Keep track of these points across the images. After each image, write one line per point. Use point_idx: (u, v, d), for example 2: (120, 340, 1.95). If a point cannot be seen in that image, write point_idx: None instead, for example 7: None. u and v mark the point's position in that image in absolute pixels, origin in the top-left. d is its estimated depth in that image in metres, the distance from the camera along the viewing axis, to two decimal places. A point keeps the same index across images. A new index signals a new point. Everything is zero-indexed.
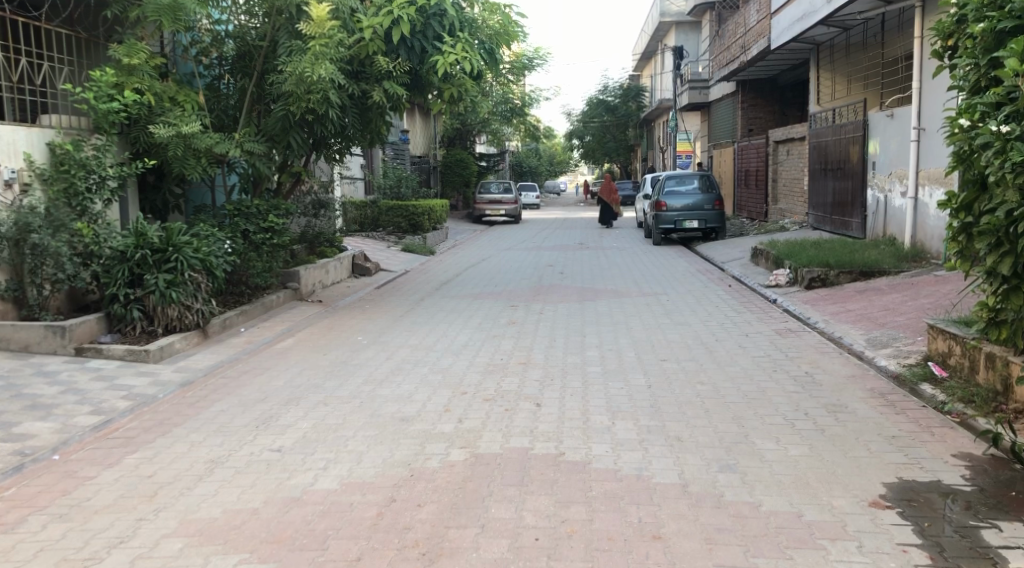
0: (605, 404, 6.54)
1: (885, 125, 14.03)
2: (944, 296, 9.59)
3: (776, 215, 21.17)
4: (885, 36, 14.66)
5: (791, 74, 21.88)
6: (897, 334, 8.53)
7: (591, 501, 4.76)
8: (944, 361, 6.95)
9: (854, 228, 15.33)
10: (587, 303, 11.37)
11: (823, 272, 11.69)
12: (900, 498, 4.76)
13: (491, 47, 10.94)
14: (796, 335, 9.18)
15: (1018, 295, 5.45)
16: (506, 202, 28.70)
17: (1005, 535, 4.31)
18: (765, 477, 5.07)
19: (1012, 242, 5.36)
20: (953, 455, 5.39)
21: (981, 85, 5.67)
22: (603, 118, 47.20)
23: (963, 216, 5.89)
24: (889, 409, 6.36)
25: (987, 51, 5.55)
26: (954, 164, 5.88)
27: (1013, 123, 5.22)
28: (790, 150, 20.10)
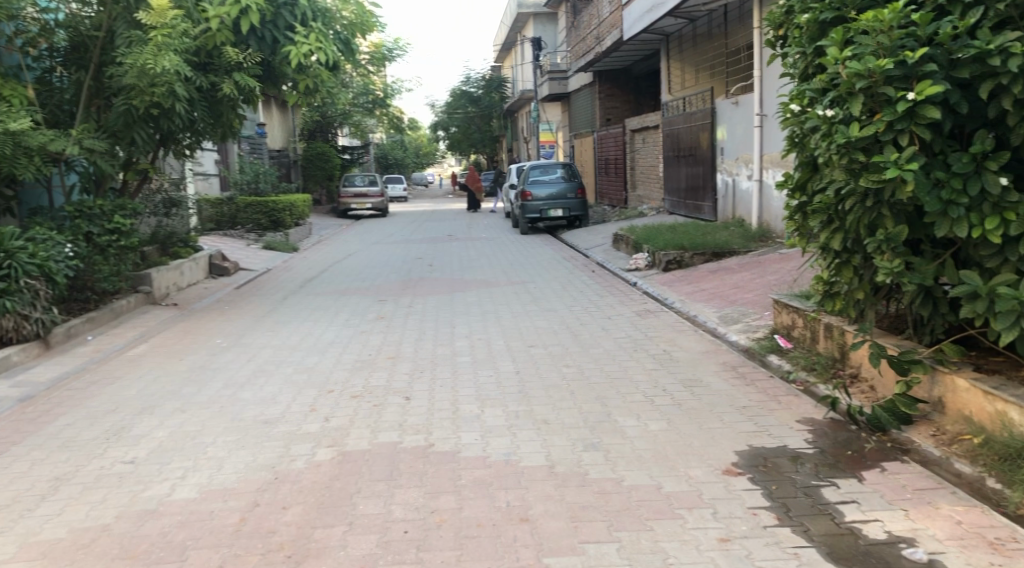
0: (473, 392, 6.59)
1: (730, 113, 14.72)
2: (787, 273, 10.15)
3: (635, 202, 21.86)
4: (728, 27, 15.35)
5: (645, 64, 22.60)
6: (746, 310, 9.00)
7: (460, 489, 4.79)
8: (788, 334, 7.41)
9: (705, 212, 16.05)
10: (457, 294, 11.38)
11: (678, 255, 12.18)
12: (750, 464, 5.02)
13: (346, 37, 10.83)
14: (654, 315, 9.53)
15: (850, 267, 5.84)
16: (372, 195, 28.33)
17: (842, 491, 4.61)
18: (627, 452, 5.24)
19: (842, 219, 5.73)
20: (797, 421, 5.74)
21: (809, 72, 5.97)
22: (467, 109, 47.11)
23: (798, 196, 6.25)
24: (740, 380, 6.72)
25: (813, 40, 5.86)
26: (789, 147, 6.21)
27: (838, 107, 5.38)
28: (645, 138, 20.75)
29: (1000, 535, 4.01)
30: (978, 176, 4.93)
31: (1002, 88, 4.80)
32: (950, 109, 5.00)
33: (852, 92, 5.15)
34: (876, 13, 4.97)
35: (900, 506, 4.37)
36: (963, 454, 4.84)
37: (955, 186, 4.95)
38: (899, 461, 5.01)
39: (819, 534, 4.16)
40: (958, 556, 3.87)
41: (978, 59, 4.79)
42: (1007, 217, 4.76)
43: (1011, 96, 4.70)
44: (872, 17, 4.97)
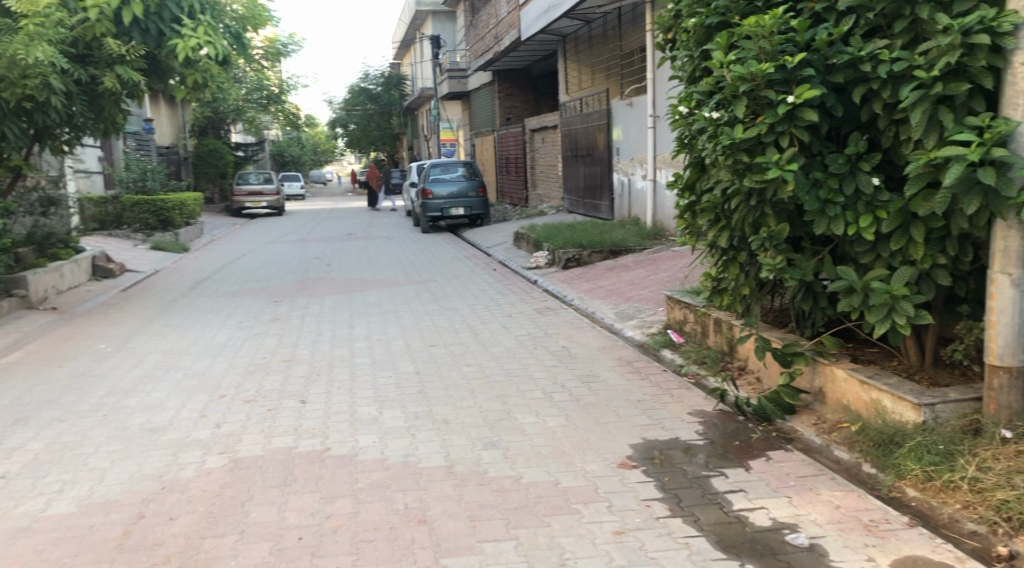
0: (372, 393, 6.52)
1: (625, 113, 15.02)
2: (681, 270, 10.43)
3: (535, 200, 22.06)
4: (622, 29, 15.65)
5: (543, 64, 22.83)
6: (642, 306, 9.22)
7: (357, 493, 4.73)
8: (681, 328, 7.63)
9: (603, 210, 16.34)
10: (355, 294, 11.24)
11: (577, 253, 12.36)
12: (644, 457, 5.13)
13: (237, 31, 10.59)
14: (554, 313, 9.64)
15: (736, 264, 6.05)
16: (267, 193, 27.67)
17: (730, 481, 4.77)
18: (525, 449, 5.29)
19: (728, 218, 5.93)
20: (689, 413, 5.91)
21: (696, 75, 6.15)
22: (366, 106, 46.49)
23: (687, 196, 6.44)
24: (635, 375, 6.87)
25: (699, 44, 6.04)
26: (678, 148, 6.38)
27: (723, 109, 5.56)
28: (544, 137, 20.96)
29: (874, 517, 4.22)
30: (853, 176, 5.19)
31: (873, 93, 5.05)
32: (826, 112, 5.24)
33: (736, 95, 5.33)
34: (758, 18, 5.15)
35: (783, 493, 4.56)
36: (841, 441, 5.08)
37: (832, 186, 5.19)
38: (783, 449, 5.22)
39: (709, 523, 4.29)
40: (836, 539, 4.05)
41: (851, 64, 5.03)
42: (879, 215, 5.03)
43: (881, 101, 4.95)
44: (754, 22, 5.15)
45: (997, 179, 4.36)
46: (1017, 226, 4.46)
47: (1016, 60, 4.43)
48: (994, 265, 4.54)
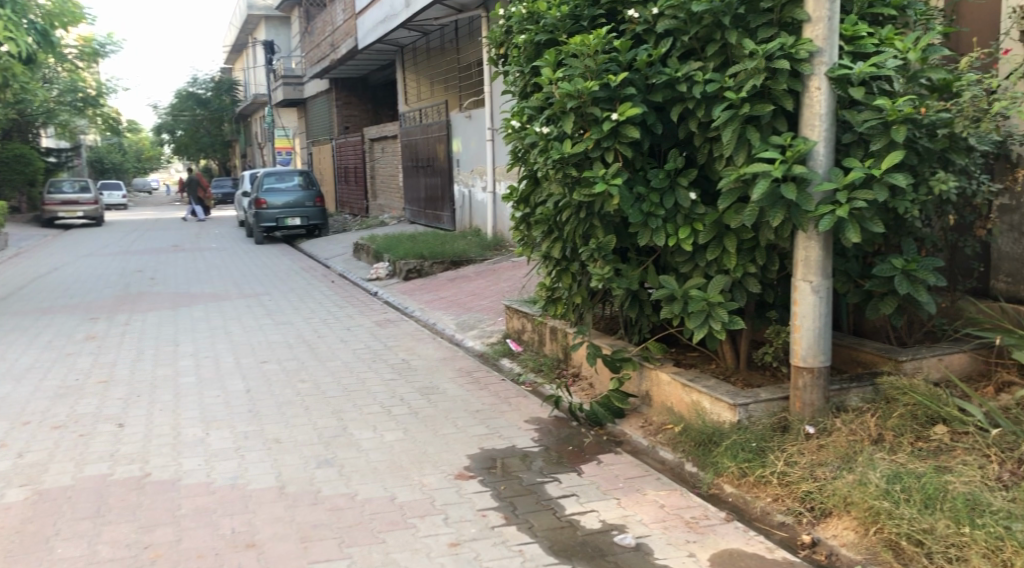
0: (199, 414, 6.24)
1: (464, 125, 15.16)
2: (520, 280, 10.63)
3: (375, 211, 21.86)
4: (459, 42, 15.80)
5: (382, 74, 22.67)
6: (482, 316, 9.31)
7: (179, 520, 4.52)
8: (519, 338, 7.77)
9: (444, 221, 16.40)
10: (182, 310, 10.71)
11: (418, 263, 12.34)
12: (480, 467, 5.19)
13: (42, 28, 9.84)
14: (393, 325, 9.57)
15: (569, 274, 6.22)
16: (83, 202, 25.95)
17: (564, 486, 4.89)
18: (361, 466, 5.21)
19: (561, 229, 6.10)
20: (525, 421, 6.02)
21: (527, 90, 6.29)
22: (195, 111, 44.30)
23: (522, 208, 6.55)
24: (474, 385, 6.93)
25: (529, 60, 6.18)
26: (512, 160, 6.49)
27: (552, 124, 5.70)
28: (383, 147, 20.81)
29: (695, 514, 4.45)
30: (673, 191, 5.46)
31: (689, 112, 5.34)
32: (647, 129, 5.49)
33: (564, 111, 5.48)
34: (582, 38, 5.33)
35: (613, 496, 4.72)
36: (666, 442, 5.33)
37: (654, 200, 5.42)
38: (613, 452, 5.42)
39: (542, 529, 4.38)
40: (660, 537, 4.24)
41: (668, 84, 5.29)
42: (697, 227, 5.32)
43: (696, 120, 5.25)
44: (579, 41, 5.33)
45: (798, 194, 4.72)
46: (816, 237, 4.83)
47: (812, 85, 4.81)
48: (797, 273, 4.90)
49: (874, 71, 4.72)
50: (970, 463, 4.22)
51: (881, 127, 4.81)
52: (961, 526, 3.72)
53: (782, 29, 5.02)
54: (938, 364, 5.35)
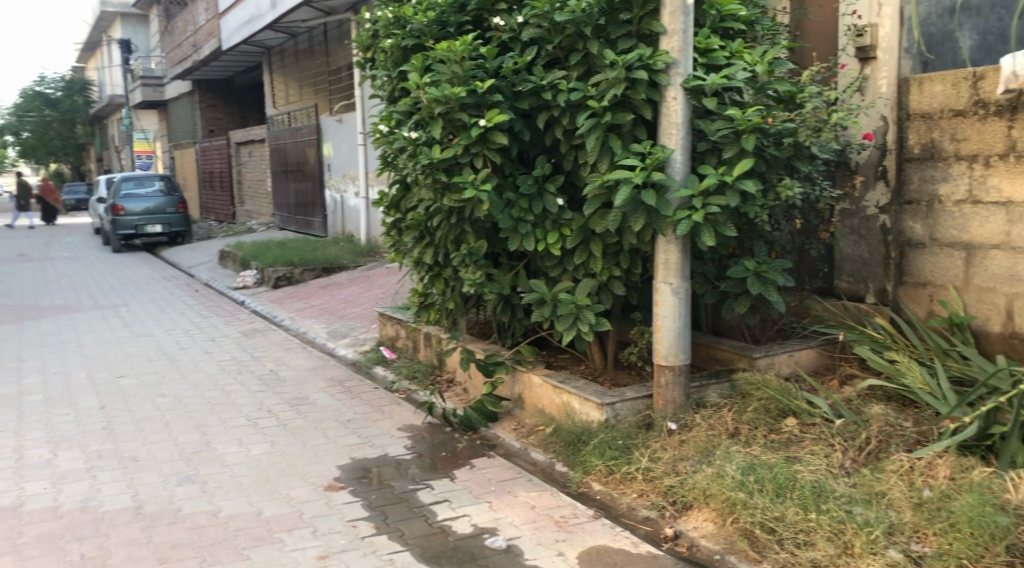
0: (47, 434, 5.88)
1: (335, 130, 14.92)
2: (393, 286, 10.57)
3: (243, 217, 21.21)
4: (328, 45, 15.55)
5: (248, 76, 22.04)
6: (354, 324, 9.20)
7: (22, 548, 4.25)
8: (393, 345, 7.73)
9: (315, 227, 16.08)
10: (29, 324, 10.05)
11: (288, 271, 12.06)
12: (351, 477, 5.12)
13: None
14: (262, 334, 9.31)
15: (441, 280, 6.23)
16: None
17: (436, 492, 4.90)
18: (224, 481, 5.05)
19: (432, 235, 6.09)
20: (398, 428, 5.99)
21: (395, 95, 6.25)
22: (43, 112, 41.27)
23: (393, 213, 6.50)
24: (345, 394, 6.83)
25: (397, 65, 6.14)
26: (382, 165, 6.43)
27: (420, 130, 5.68)
28: (250, 152, 20.22)
29: (564, 513, 4.55)
30: (541, 197, 5.55)
31: (554, 119, 5.45)
32: (515, 136, 5.56)
33: (433, 116, 5.48)
34: (449, 44, 5.33)
35: (485, 499, 4.76)
36: (538, 444, 5.42)
37: (523, 205, 5.50)
38: (486, 456, 5.46)
39: (413, 536, 4.37)
40: (530, 538, 4.31)
41: (534, 92, 5.37)
42: (564, 232, 5.43)
43: (561, 127, 5.36)
44: (446, 47, 5.33)
45: (657, 199, 4.90)
46: (675, 241, 5.02)
47: (669, 95, 4.98)
48: (658, 275, 5.08)
49: (725, 83, 4.95)
50: (817, 452, 4.48)
51: (733, 136, 5.07)
52: (808, 512, 3.94)
53: (640, 40, 5.20)
54: (789, 360, 5.66)
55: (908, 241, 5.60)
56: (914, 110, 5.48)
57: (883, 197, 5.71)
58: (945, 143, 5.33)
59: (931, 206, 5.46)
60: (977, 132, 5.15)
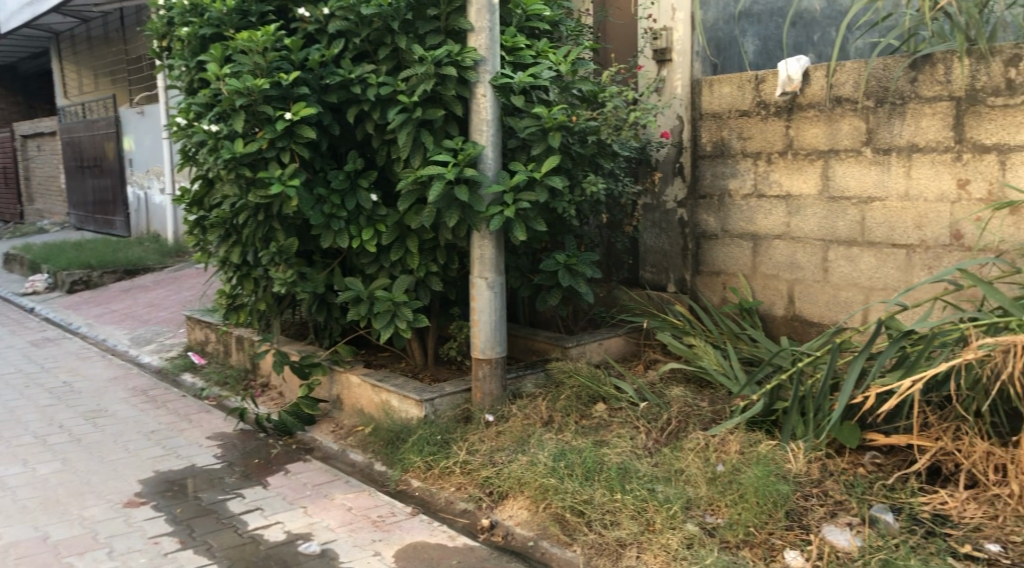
0: None
1: (136, 123, 14.04)
2: (202, 288, 10.09)
3: (33, 216, 19.54)
4: (126, 32, 14.60)
5: (34, 64, 20.32)
6: (159, 328, 8.70)
7: None
8: (202, 350, 7.38)
9: (116, 227, 15.06)
10: None
11: (85, 274, 11.22)
12: (154, 491, 4.85)
13: None
14: (55, 343, 8.63)
15: (251, 280, 6.01)
16: None
17: (247, 501, 4.73)
18: (6, 506, 4.65)
19: (239, 233, 5.86)
20: (207, 437, 5.73)
21: (194, 86, 5.95)
22: None
23: (196, 210, 6.19)
24: (149, 404, 6.45)
25: (194, 55, 5.85)
26: (182, 160, 6.10)
27: (222, 123, 5.44)
28: (39, 146, 18.65)
29: (382, 513, 4.52)
30: (353, 192, 5.46)
31: (365, 113, 5.38)
32: (324, 130, 5.44)
33: (235, 109, 5.25)
34: (250, 33, 5.13)
35: (299, 505, 4.65)
36: (355, 444, 5.35)
37: (335, 202, 5.38)
38: (302, 460, 5.33)
39: (220, 549, 4.20)
40: (346, 540, 4.25)
41: (343, 86, 5.28)
42: (378, 229, 5.38)
43: (372, 121, 5.30)
44: (247, 37, 5.12)
45: (470, 195, 4.95)
46: (488, 236, 5.09)
47: (477, 92, 5.02)
48: (473, 270, 5.13)
49: (532, 81, 5.07)
50: (624, 435, 4.71)
51: (540, 133, 5.22)
52: (614, 493, 4.13)
53: (449, 37, 5.23)
54: (599, 349, 5.90)
55: (704, 233, 5.97)
56: (705, 110, 5.85)
57: (680, 192, 6.06)
58: (733, 141, 5.72)
59: (722, 200, 5.84)
60: (759, 131, 5.56)
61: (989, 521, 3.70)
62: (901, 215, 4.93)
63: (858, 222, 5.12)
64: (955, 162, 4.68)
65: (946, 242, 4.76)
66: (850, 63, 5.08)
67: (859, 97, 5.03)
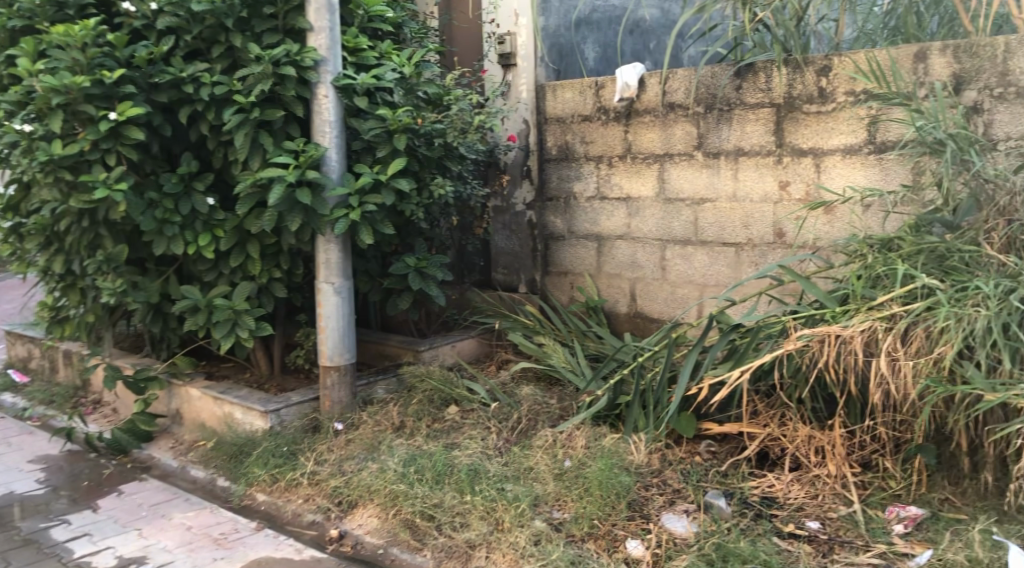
0: None
1: None
2: (25, 300, 9.39)
3: None
4: None
5: None
6: None
7: None
8: (26, 366, 6.87)
9: None
10: None
11: None
12: None
13: None
14: None
15: (77, 291, 5.65)
16: None
17: (74, 527, 4.43)
18: None
19: (61, 240, 5.48)
20: (30, 461, 5.34)
21: (5, 83, 5.53)
22: None
23: (12, 217, 5.75)
24: None
25: (4, 49, 5.43)
26: None
27: (37, 122, 5.07)
28: None
29: (223, 530, 4.35)
30: (188, 196, 5.21)
31: (198, 114, 5.16)
32: (154, 131, 5.18)
33: (52, 108, 4.91)
34: (66, 27, 4.81)
35: (132, 528, 4.40)
36: (196, 460, 5.12)
37: (168, 206, 5.13)
38: (137, 480, 5.05)
39: None
40: (184, 561, 4.06)
41: (174, 85, 5.03)
42: (216, 234, 5.17)
43: (207, 122, 5.09)
44: (63, 31, 4.80)
45: (312, 198, 4.84)
46: (334, 239, 4.99)
47: (319, 93, 4.93)
48: (319, 275, 5.02)
49: (374, 82, 5.02)
50: (475, 437, 4.73)
51: (385, 135, 5.17)
52: (463, 495, 4.15)
53: (287, 36, 5.09)
54: (450, 351, 5.89)
55: (551, 234, 6.09)
56: (549, 114, 5.97)
57: (528, 195, 6.16)
58: (576, 146, 5.87)
59: (568, 202, 5.98)
60: (600, 136, 5.72)
61: (809, 501, 3.98)
62: (730, 215, 5.18)
63: (693, 222, 5.36)
64: (776, 165, 4.97)
65: (771, 240, 5.04)
66: (681, 70, 5.31)
67: (689, 103, 5.27)
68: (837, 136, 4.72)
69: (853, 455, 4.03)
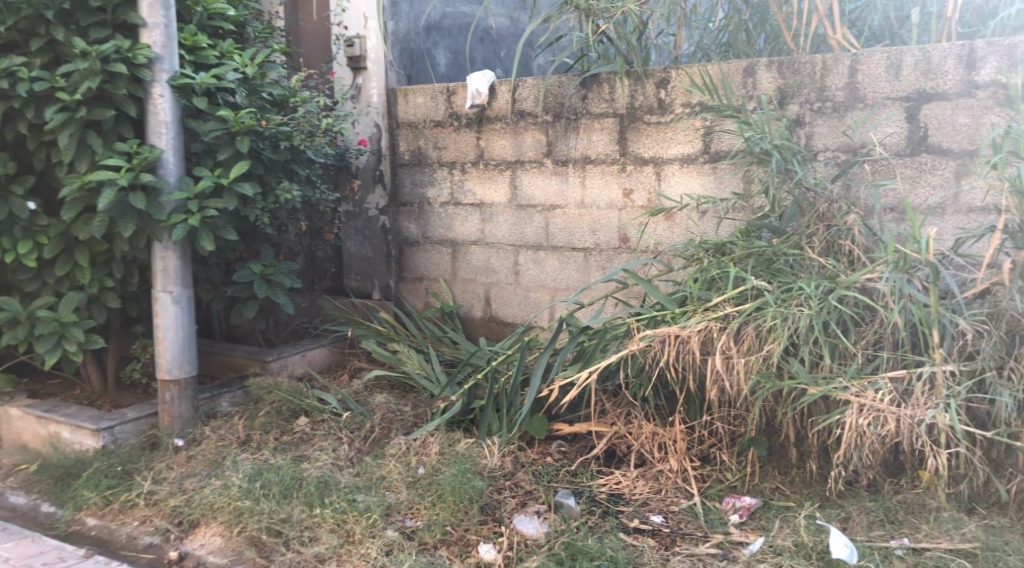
0: None
1: None
2: None
3: None
4: None
5: None
6: None
7: None
8: None
9: None
10: None
11: None
12: None
13: None
14: None
15: None
16: None
17: None
18: None
19: None
20: None
21: None
22: None
23: None
24: None
25: None
26: None
27: None
28: None
29: (47, 560, 4.07)
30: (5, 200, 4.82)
31: (16, 112, 4.80)
32: None
33: None
34: None
35: None
36: (18, 485, 4.75)
37: None
38: None
39: None
40: None
41: None
42: (39, 241, 4.83)
43: (26, 121, 4.74)
44: None
45: (147, 202, 4.59)
46: (172, 246, 4.75)
47: (154, 92, 4.69)
48: (156, 284, 4.77)
49: (215, 82, 4.82)
50: (326, 447, 4.62)
51: (227, 138, 4.97)
52: (312, 509, 4.05)
53: (117, 30, 4.82)
54: (301, 361, 5.73)
55: (405, 240, 6.06)
56: (401, 119, 5.93)
57: (381, 199, 6.09)
58: (429, 151, 5.86)
59: (421, 208, 5.96)
60: (453, 142, 5.74)
61: (653, 495, 4.15)
62: (579, 222, 5.32)
63: (543, 227, 5.46)
64: (621, 173, 5.13)
65: (616, 244, 5.20)
66: (529, 79, 5.40)
67: (538, 112, 5.36)
68: (674, 146, 4.93)
69: (692, 450, 4.24)
